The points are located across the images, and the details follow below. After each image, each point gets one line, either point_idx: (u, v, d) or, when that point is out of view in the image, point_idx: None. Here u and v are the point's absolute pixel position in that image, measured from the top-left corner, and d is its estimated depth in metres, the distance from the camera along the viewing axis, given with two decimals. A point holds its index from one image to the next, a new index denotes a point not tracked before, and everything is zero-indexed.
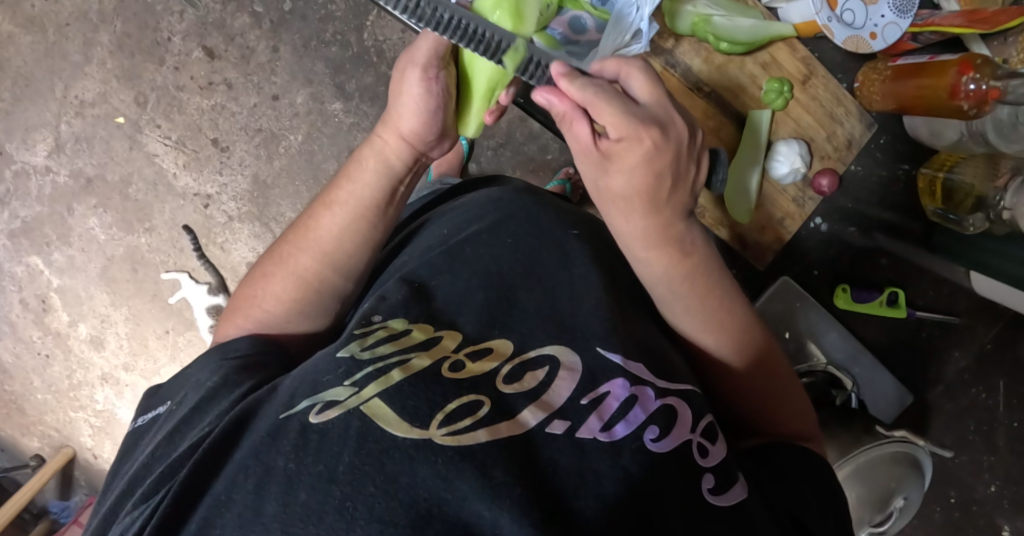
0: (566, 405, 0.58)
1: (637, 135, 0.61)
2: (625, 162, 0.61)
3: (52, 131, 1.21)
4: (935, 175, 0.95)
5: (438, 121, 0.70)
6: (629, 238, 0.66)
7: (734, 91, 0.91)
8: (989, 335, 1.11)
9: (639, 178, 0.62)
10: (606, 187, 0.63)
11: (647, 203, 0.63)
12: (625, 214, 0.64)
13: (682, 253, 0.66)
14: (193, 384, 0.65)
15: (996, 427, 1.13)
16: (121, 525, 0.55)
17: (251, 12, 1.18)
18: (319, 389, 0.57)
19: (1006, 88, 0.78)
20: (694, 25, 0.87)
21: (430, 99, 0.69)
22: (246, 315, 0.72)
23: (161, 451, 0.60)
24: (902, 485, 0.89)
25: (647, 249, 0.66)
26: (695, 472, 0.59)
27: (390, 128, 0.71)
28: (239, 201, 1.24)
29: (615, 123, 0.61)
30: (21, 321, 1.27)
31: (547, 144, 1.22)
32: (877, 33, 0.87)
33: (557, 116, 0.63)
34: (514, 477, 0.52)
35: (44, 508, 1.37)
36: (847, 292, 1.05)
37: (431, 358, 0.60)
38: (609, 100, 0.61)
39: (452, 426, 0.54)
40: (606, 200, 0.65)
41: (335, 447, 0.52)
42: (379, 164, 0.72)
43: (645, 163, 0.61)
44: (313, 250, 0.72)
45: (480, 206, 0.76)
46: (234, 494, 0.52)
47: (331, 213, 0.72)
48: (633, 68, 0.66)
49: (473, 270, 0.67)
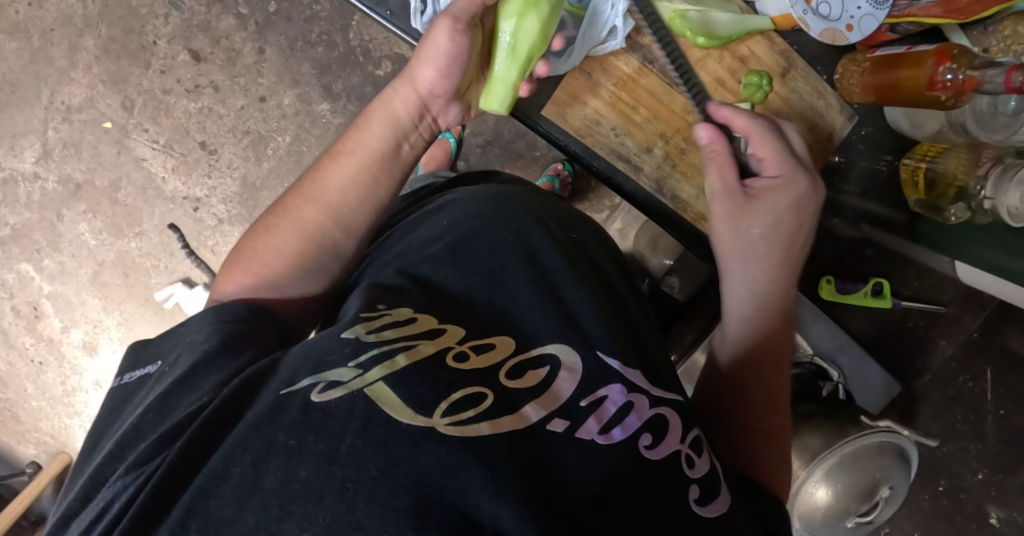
0: (568, 404, 0.58)
1: (793, 182, 0.77)
2: (770, 202, 0.77)
3: (40, 137, 1.21)
4: (917, 166, 0.90)
5: (454, 75, 0.79)
6: (751, 279, 0.77)
7: (712, 85, 0.90)
8: (976, 323, 1.12)
9: (786, 216, 0.77)
10: (745, 223, 0.77)
11: (788, 239, 0.78)
12: (756, 254, 0.77)
13: (781, 302, 0.78)
14: (186, 344, 0.64)
15: (984, 416, 1.13)
16: (113, 489, 0.53)
17: (237, 14, 1.19)
18: (322, 368, 0.56)
19: (983, 77, 0.77)
20: (670, 20, 0.88)
21: (456, 49, 0.77)
22: (245, 271, 0.73)
23: (154, 420, 0.58)
24: (886, 474, 0.85)
25: (755, 298, 0.77)
26: (683, 485, 0.58)
27: (407, 82, 0.80)
28: (228, 203, 1.24)
29: (769, 162, 0.77)
30: (13, 328, 1.28)
31: (534, 141, 1.22)
32: (853, 25, 0.85)
33: (710, 151, 0.79)
34: (515, 469, 0.53)
35: (41, 515, 1.38)
36: (832, 283, 1.04)
37: (435, 345, 0.59)
38: (765, 144, 0.78)
39: (456, 416, 0.54)
40: (747, 240, 0.77)
41: (339, 426, 0.52)
42: (415, 115, 0.80)
43: (793, 206, 0.77)
44: (317, 203, 0.75)
45: (482, 198, 0.74)
46: (232, 467, 0.51)
47: (339, 163, 0.77)
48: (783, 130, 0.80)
49: (473, 265, 0.67)
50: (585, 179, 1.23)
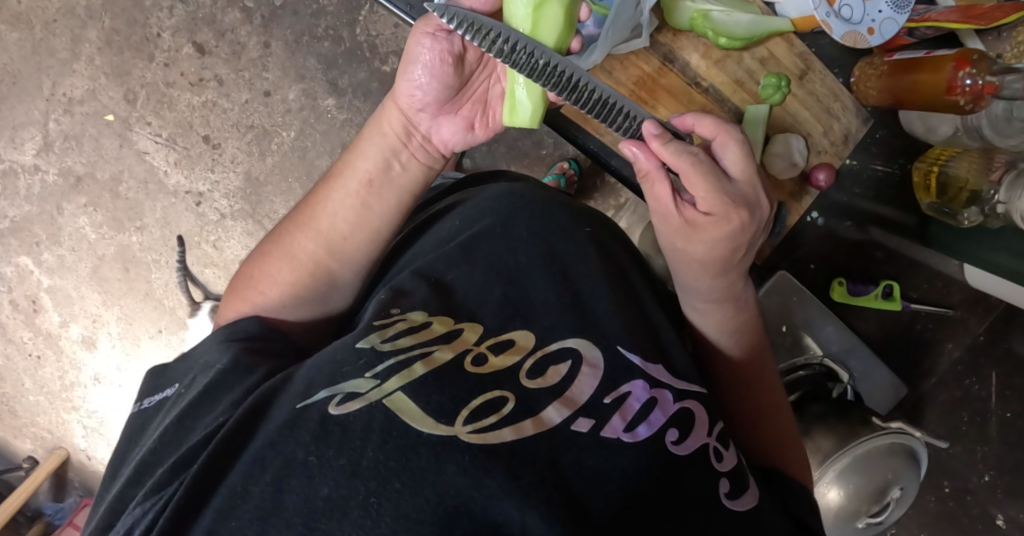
0: (590, 403, 0.57)
1: (727, 213, 0.64)
2: (707, 235, 0.65)
3: (40, 129, 1.20)
4: (930, 169, 0.93)
5: (427, 85, 0.69)
6: (693, 290, 0.70)
7: (732, 87, 0.90)
8: (982, 326, 1.13)
9: (719, 249, 0.66)
10: (683, 250, 0.67)
11: (719, 269, 0.67)
12: (696, 275, 0.69)
13: (734, 309, 0.72)
14: (201, 366, 0.63)
15: (989, 418, 1.14)
16: (132, 516, 0.52)
17: (242, 7, 1.17)
18: (338, 380, 0.55)
19: (1002, 83, 0.77)
20: (693, 20, 0.86)
21: (423, 56, 0.69)
22: (244, 300, 0.70)
23: (172, 441, 0.57)
24: (897, 476, 0.85)
25: (707, 303, 0.71)
26: (711, 478, 0.58)
27: (391, 99, 0.72)
28: (232, 199, 1.23)
29: (704, 199, 0.64)
30: (11, 322, 1.26)
31: (542, 139, 1.22)
32: (875, 28, 0.86)
33: (641, 172, 0.66)
34: (540, 475, 0.52)
35: (38, 510, 1.37)
36: (843, 285, 1.06)
37: (454, 350, 0.58)
38: (703, 172, 0.64)
39: (477, 424, 0.54)
40: (681, 261, 0.68)
41: (358, 440, 0.51)
42: (401, 132, 0.72)
43: (726, 239, 0.65)
44: (312, 233, 0.72)
45: (495, 197, 0.73)
46: (251, 486, 0.50)
47: (330, 187, 0.73)
48: (728, 141, 0.67)
49: (490, 264, 0.66)
50: (593, 178, 1.23)
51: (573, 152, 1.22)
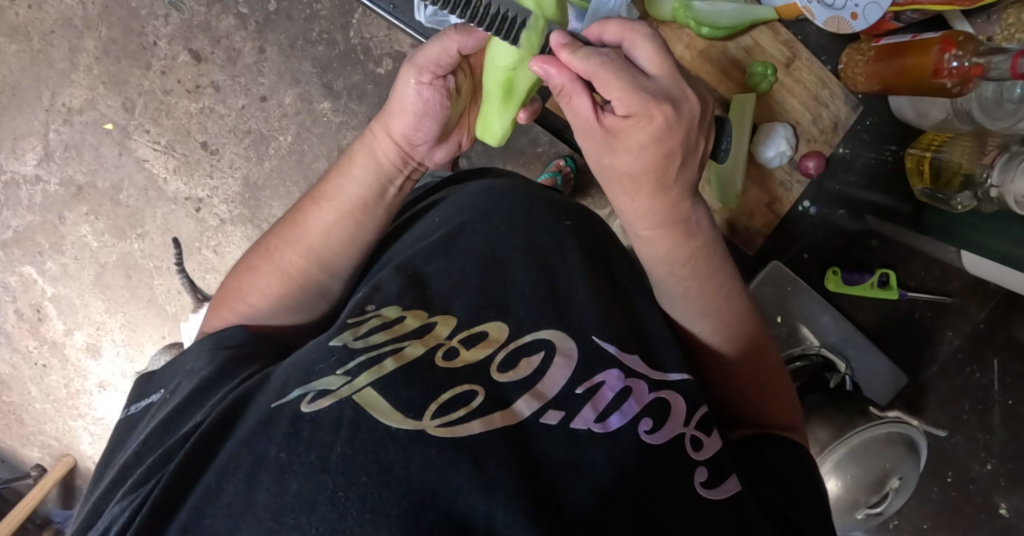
0: (561, 394, 0.57)
1: (648, 112, 0.56)
2: (631, 140, 0.58)
3: (41, 140, 1.21)
4: (923, 155, 0.92)
5: (428, 128, 0.69)
6: (634, 216, 0.64)
7: (718, 76, 0.91)
8: (982, 314, 1.12)
9: (647, 156, 0.59)
10: (612, 165, 0.61)
11: (653, 182, 0.61)
12: (632, 193, 0.62)
13: (686, 233, 0.65)
14: (187, 372, 0.64)
15: (992, 406, 1.13)
16: (110, 515, 0.53)
17: (236, 13, 1.18)
18: (311, 378, 0.55)
19: (989, 64, 0.75)
20: (675, 11, 0.87)
21: (423, 105, 0.67)
22: (233, 309, 0.71)
23: (153, 443, 0.58)
24: (896, 465, 0.84)
25: (650, 228, 0.65)
26: (687, 466, 0.58)
27: (382, 128, 0.70)
28: (230, 204, 1.24)
29: (620, 102, 0.56)
30: (16, 331, 1.28)
31: (537, 137, 1.21)
32: (858, 13, 0.84)
33: (555, 88, 0.59)
34: (508, 466, 0.52)
35: (46, 518, 1.39)
36: (837, 274, 1.06)
37: (425, 346, 0.58)
38: (616, 72, 0.56)
39: (446, 418, 0.54)
40: (614, 178, 0.62)
41: (328, 435, 0.51)
42: (398, 162, 0.72)
43: (653, 142, 0.57)
44: (299, 246, 0.71)
45: (473, 195, 0.73)
46: (225, 483, 0.50)
47: (320, 209, 0.72)
48: (641, 36, 0.59)
49: (467, 258, 0.66)
50: (589, 175, 1.22)
51: (568, 149, 1.21)
